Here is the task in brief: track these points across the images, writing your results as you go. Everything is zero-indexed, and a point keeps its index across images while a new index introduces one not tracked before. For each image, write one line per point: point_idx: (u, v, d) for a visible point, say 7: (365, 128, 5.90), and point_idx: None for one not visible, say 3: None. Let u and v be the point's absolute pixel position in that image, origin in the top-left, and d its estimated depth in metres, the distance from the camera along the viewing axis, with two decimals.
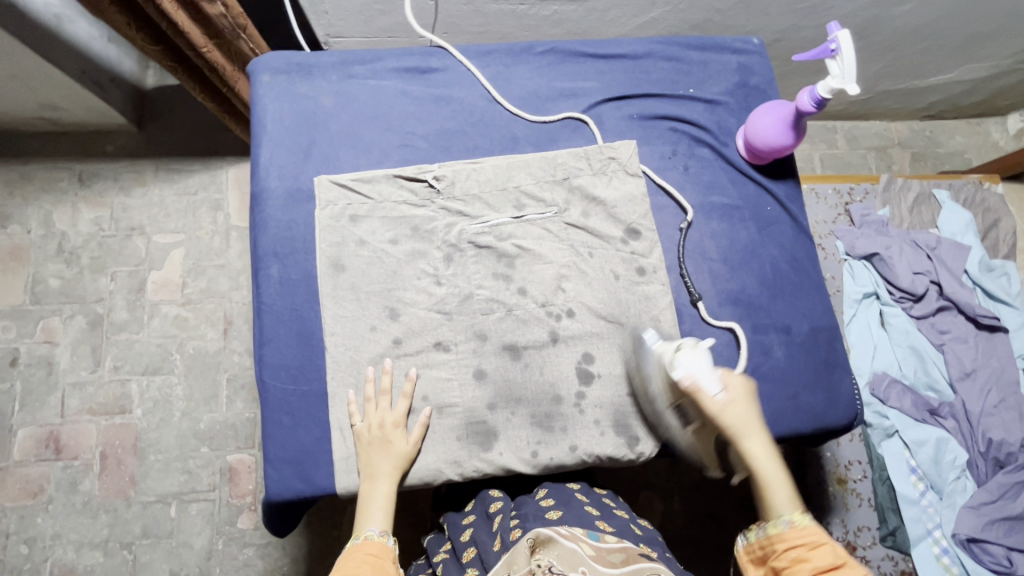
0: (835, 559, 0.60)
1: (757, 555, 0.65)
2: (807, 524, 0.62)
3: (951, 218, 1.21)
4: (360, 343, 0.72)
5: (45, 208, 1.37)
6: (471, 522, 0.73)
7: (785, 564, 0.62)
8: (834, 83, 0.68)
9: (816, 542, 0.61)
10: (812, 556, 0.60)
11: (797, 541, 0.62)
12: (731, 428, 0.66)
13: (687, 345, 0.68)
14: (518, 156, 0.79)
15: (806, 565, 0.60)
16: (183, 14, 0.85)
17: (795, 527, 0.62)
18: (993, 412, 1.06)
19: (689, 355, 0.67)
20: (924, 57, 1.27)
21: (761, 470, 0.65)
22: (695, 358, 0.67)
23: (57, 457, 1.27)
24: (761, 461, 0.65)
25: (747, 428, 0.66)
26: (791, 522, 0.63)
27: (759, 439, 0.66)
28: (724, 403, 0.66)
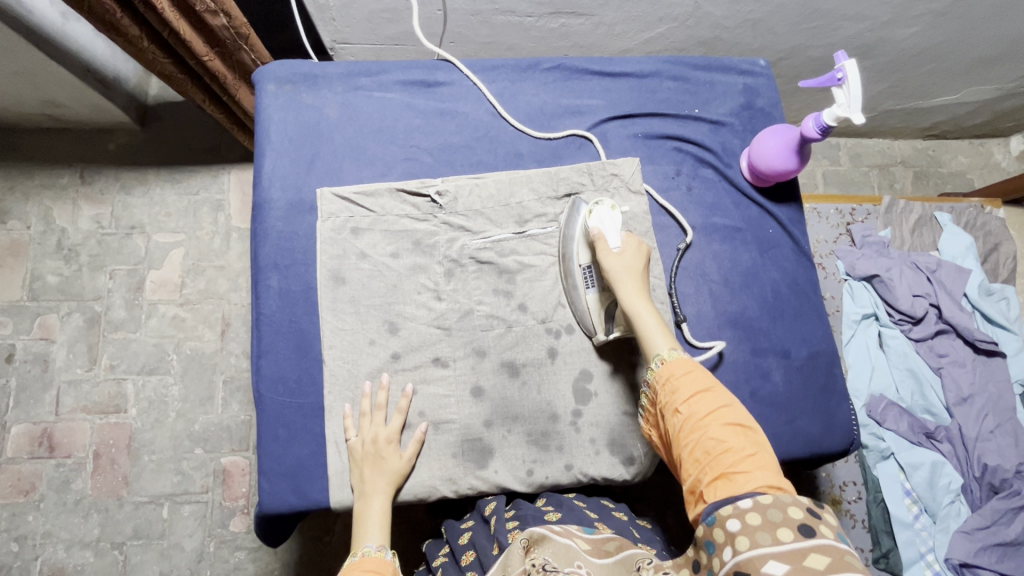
0: (706, 385, 0.60)
1: (649, 404, 0.64)
2: (678, 358, 0.62)
3: (952, 241, 1.21)
4: (358, 357, 0.72)
5: (45, 204, 1.37)
6: (470, 526, 0.73)
7: (665, 402, 0.60)
8: (839, 111, 0.68)
9: (687, 371, 0.61)
10: (683, 385, 0.60)
11: (670, 374, 0.61)
12: (616, 275, 0.68)
13: (606, 204, 0.73)
14: (521, 172, 0.79)
15: (681, 397, 0.59)
16: (185, 23, 0.86)
17: (667, 362, 0.62)
18: (989, 437, 1.06)
19: (604, 211, 0.72)
20: (929, 79, 1.27)
21: (637, 312, 0.66)
22: (604, 213, 0.72)
23: (50, 455, 1.26)
24: (637, 304, 0.67)
25: (633, 276, 0.68)
26: (661, 359, 0.63)
27: (641, 285, 0.68)
28: (619, 253, 0.70)
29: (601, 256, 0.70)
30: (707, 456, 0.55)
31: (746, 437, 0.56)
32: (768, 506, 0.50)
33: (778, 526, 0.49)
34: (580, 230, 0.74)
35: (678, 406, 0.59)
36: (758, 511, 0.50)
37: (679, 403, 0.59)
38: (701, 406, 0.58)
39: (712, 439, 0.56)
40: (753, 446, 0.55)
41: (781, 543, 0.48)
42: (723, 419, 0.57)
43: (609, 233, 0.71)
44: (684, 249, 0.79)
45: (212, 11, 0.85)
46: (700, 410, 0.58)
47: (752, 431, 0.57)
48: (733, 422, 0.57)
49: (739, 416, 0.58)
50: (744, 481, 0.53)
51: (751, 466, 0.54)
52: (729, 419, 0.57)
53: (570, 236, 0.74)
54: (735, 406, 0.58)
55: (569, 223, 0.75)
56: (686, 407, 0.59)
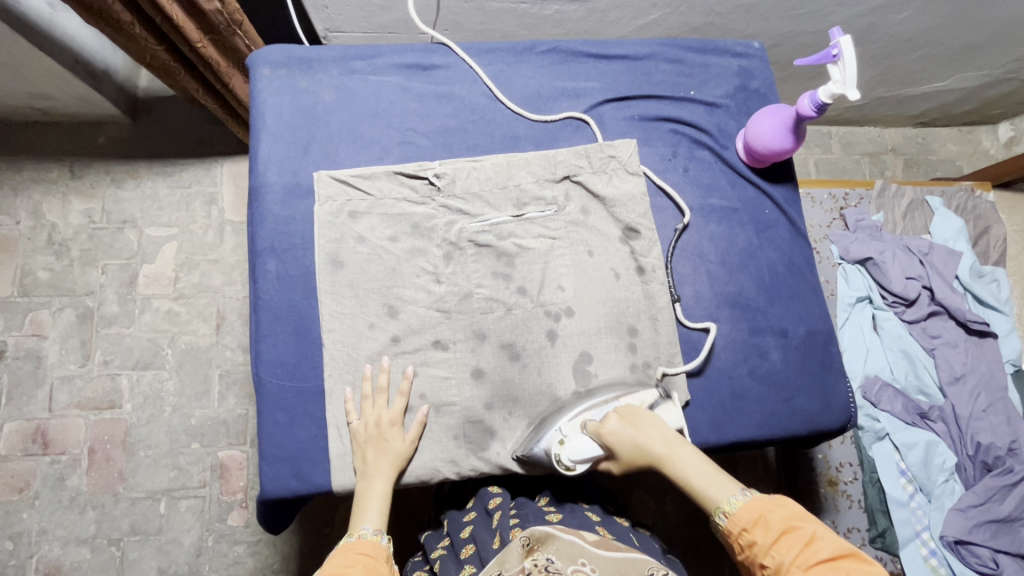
0: (782, 525, 0.57)
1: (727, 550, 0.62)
2: (742, 505, 0.60)
3: (943, 225, 1.22)
4: (358, 340, 0.72)
5: (35, 199, 1.35)
6: (471, 519, 0.74)
7: (748, 556, 0.58)
8: (834, 88, 0.69)
9: (755, 518, 0.58)
10: (757, 535, 0.57)
11: (740, 527, 0.59)
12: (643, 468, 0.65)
13: (557, 441, 0.68)
14: (519, 155, 0.79)
15: (760, 549, 0.57)
16: (179, 9, 0.85)
17: (731, 516, 0.60)
18: (982, 416, 1.08)
19: (569, 445, 0.67)
20: (919, 65, 1.28)
21: (685, 478, 0.64)
22: (574, 446, 0.67)
23: (44, 452, 1.25)
24: (680, 467, 0.64)
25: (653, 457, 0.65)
26: (726, 514, 0.60)
27: (665, 454, 0.65)
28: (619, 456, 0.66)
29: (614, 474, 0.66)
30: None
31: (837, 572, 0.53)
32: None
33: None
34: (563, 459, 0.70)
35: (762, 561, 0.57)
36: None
37: (762, 557, 0.57)
38: (784, 552, 0.55)
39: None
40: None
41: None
42: (809, 561, 0.54)
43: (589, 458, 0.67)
44: (681, 229, 0.80)
45: None
46: (782, 557, 0.55)
47: (844, 562, 0.53)
48: (820, 562, 0.53)
49: (825, 549, 0.55)
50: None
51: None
52: (816, 558, 0.54)
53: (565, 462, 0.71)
54: (819, 539, 0.55)
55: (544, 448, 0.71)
56: (770, 559, 0.56)
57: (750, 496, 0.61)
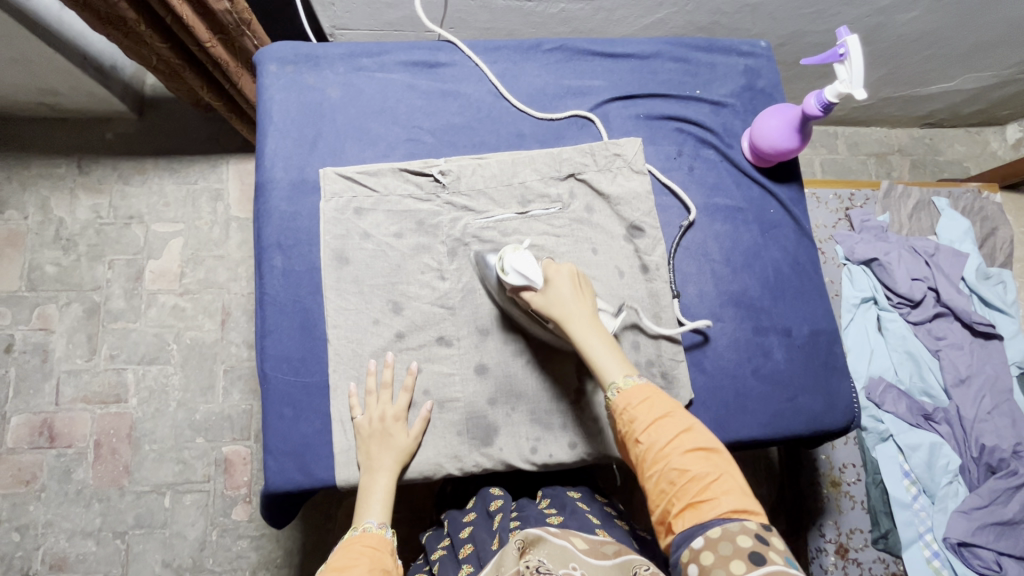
0: (666, 410, 0.62)
1: (609, 430, 0.66)
2: (633, 384, 0.64)
3: (949, 226, 1.21)
4: (363, 336, 0.72)
5: (43, 194, 1.36)
6: (471, 521, 0.75)
7: (627, 432, 0.62)
8: (841, 87, 0.69)
9: (644, 398, 0.63)
10: (640, 413, 0.62)
11: (627, 403, 0.63)
12: (557, 309, 0.67)
13: (509, 250, 0.70)
14: (524, 152, 0.79)
15: (640, 426, 0.61)
16: (188, 9, 0.85)
17: (623, 390, 0.63)
18: (986, 418, 1.07)
19: (512, 258, 0.69)
20: (926, 65, 1.28)
21: (586, 343, 0.67)
22: (519, 258, 0.68)
23: (50, 445, 1.26)
24: (588, 333, 0.67)
25: (572, 307, 0.68)
26: (617, 387, 0.64)
27: (583, 315, 0.68)
28: (545, 290, 0.68)
29: (529, 300, 0.68)
30: (673, 484, 0.57)
31: (707, 461, 0.58)
32: (719, 540, 0.52)
33: (730, 559, 0.50)
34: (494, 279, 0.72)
35: (639, 435, 0.61)
36: (710, 550, 0.52)
37: (640, 433, 0.61)
38: (663, 433, 0.60)
39: (675, 467, 0.58)
40: (716, 471, 0.57)
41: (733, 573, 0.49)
42: (685, 446, 0.59)
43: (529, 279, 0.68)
44: (686, 227, 0.80)
45: None
46: (661, 437, 0.60)
47: (713, 454, 0.59)
48: (694, 449, 0.59)
49: (700, 439, 0.60)
50: (710, 508, 0.55)
51: (715, 491, 0.56)
52: (690, 445, 0.59)
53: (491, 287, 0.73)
54: (695, 430, 0.61)
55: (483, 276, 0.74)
56: (647, 434, 0.61)
57: (637, 381, 0.65)
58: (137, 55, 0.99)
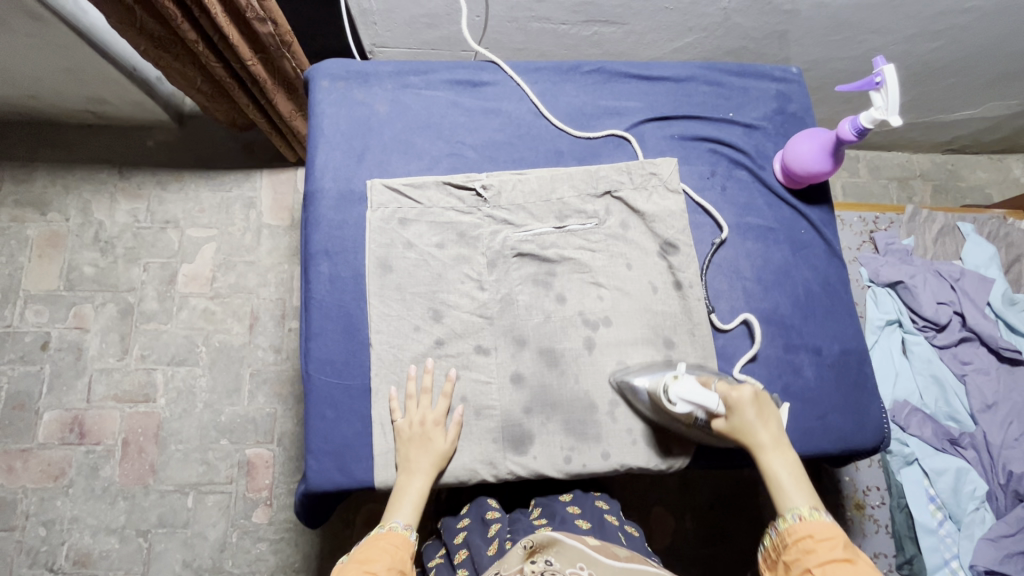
0: (848, 554, 0.61)
1: (771, 549, 0.66)
2: (819, 519, 0.63)
3: (975, 251, 1.22)
4: (403, 342, 0.74)
5: (84, 197, 1.41)
6: (465, 526, 0.76)
7: (796, 557, 0.62)
8: (876, 114, 0.70)
9: (827, 535, 0.62)
10: (819, 547, 0.61)
11: (805, 533, 0.63)
12: (741, 436, 0.68)
13: (672, 381, 0.67)
14: (562, 169, 0.82)
15: (814, 558, 0.61)
16: (235, 30, 0.90)
17: (804, 520, 0.64)
18: (1014, 444, 1.06)
19: (678, 389, 0.67)
20: (951, 92, 1.29)
21: (772, 470, 0.68)
22: (687, 387, 0.66)
23: (80, 442, 1.29)
24: (773, 460, 0.67)
25: (756, 435, 0.68)
26: (799, 515, 0.64)
27: (768, 446, 0.68)
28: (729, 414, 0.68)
29: (714, 424, 0.69)
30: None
31: None
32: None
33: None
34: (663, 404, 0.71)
35: (811, 565, 0.61)
36: None
37: (812, 563, 0.61)
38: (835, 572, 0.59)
39: None
40: None
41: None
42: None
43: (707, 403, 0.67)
44: (717, 245, 0.82)
45: (261, 20, 0.89)
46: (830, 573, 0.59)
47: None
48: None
49: None
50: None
51: None
52: None
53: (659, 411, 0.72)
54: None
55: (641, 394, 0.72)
56: (820, 567, 0.60)
57: (822, 513, 0.64)
58: (187, 75, 1.06)
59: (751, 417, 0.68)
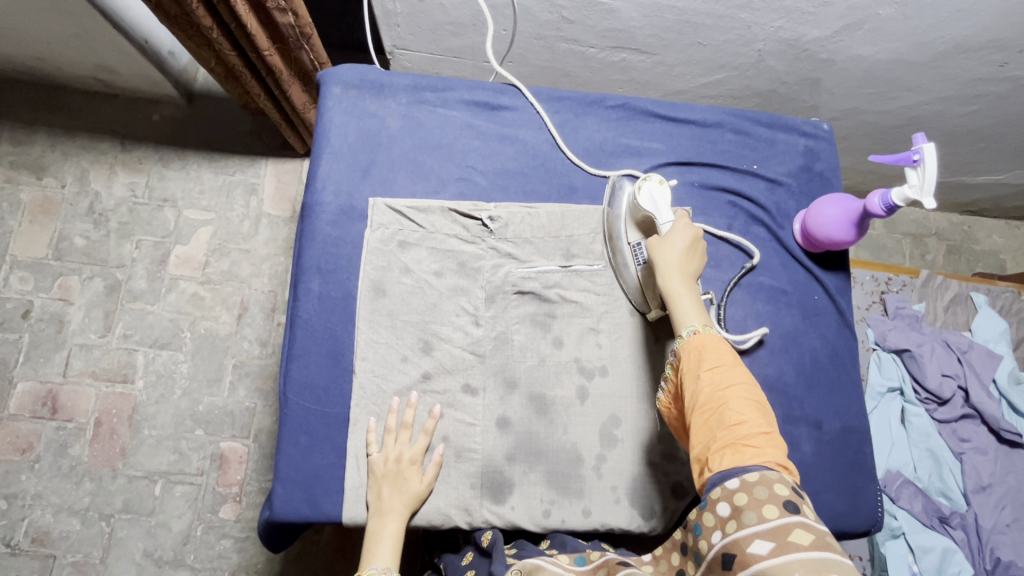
0: (733, 361, 0.60)
1: (670, 372, 0.64)
2: (710, 333, 0.62)
3: (986, 324, 1.19)
4: (389, 372, 0.71)
5: (83, 166, 1.37)
6: (470, 563, 0.69)
7: (688, 368, 0.60)
8: (909, 193, 0.68)
9: (716, 345, 0.61)
10: (710, 355, 0.60)
11: (699, 344, 0.61)
12: (659, 254, 0.68)
13: (654, 180, 0.72)
14: (574, 206, 0.78)
15: (705, 364, 0.59)
16: (253, 17, 0.86)
17: (698, 334, 0.62)
18: (1004, 530, 1.03)
19: (653, 187, 0.72)
20: (979, 157, 1.26)
21: (670, 290, 0.66)
22: (655, 192, 0.71)
23: (51, 417, 1.25)
24: (683, 281, 0.66)
25: (677, 257, 0.67)
26: (693, 329, 0.62)
27: (681, 270, 0.66)
28: (670, 230, 0.69)
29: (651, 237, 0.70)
30: (723, 427, 0.56)
31: (758, 415, 0.56)
32: (755, 485, 0.52)
33: (765, 504, 0.51)
34: (627, 207, 0.74)
35: (700, 372, 0.59)
36: (745, 492, 0.52)
37: (702, 372, 0.59)
38: (724, 377, 0.58)
39: (729, 411, 0.56)
40: (764, 422, 0.56)
41: (765, 521, 0.50)
42: (743, 395, 0.57)
43: (660, 212, 0.70)
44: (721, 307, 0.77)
45: (281, 10, 0.86)
46: (720, 380, 0.58)
47: (765, 409, 0.58)
48: (750, 400, 0.57)
49: (757, 395, 0.58)
50: (752, 455, 0.54)
51: (760, 440, 0.55)
52: (746, 396, 0.57)
53: (618, 216, 0.75)
54: (754, 385, 0.59)
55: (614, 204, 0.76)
56: (709, 373, 0.59)
57: (715, 335, 0.62)
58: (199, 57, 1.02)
59: (687, 242, 0.68)
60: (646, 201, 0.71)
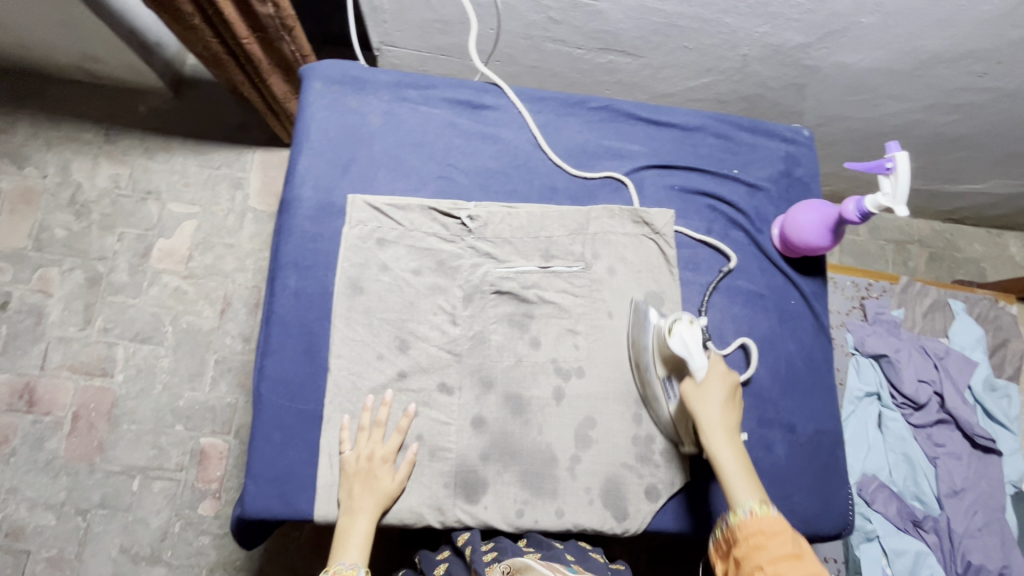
0: (797, 550, 0.57)
1: (725, 550, 0.62)
2: (767, 513, 0.60)
3: (962, 331, 1.20)
4: (364, 370, 0.71)
5: (65, 156, 1.36)
6: (446, 558, 0.70)
7: (746, 554, 0.59)
8: (883, 200, 0.68)
9: (776, 530, 0.59)
10: (770, 543, 0.58)
11: (755, 528, 0.60)
12: (700, 410, 0.67)
13: (684, 319, 0.71)
14: (554, 207, 0.79)
15: (766, 554, 0.58)
16: (232, 6, 0.86)
17: (754, 515, 0.60)
18: (975, 534, 1.05)
19: (683, 329, 0.70)
20: (960, 165, 1.27)
21: (716, 454, 0.65)
22: (687, 333, 0.70)
23: (28, 410, 1.24)
24: (728, 450, 0.65)
25: (717, 413, 0.67)
26: (749, 509, 0.61)
27: (724, 428, 0.66)
28: (705, 377, 0.69)
29: (686, 385, 0.69)
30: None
31: None
32: None
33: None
34: (655, 341, 0.73)
35: (761, 560, 0.58)
36: None
37: (764, 561, 0.57)
38: (787, 569, 0.56)
39: None
40: None
41: None
42: None
43: (693, 360, 0.69)
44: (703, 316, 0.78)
45: (262, 0, 0.86)
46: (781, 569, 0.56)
47: None
48: None
49: None
50: None
51: None
52: None
53: (644, 346, 0.73)
54: None
55: (639, 333, 0.74)
56: (771, 562, 0.57)
57: (773, 513, 0.61)
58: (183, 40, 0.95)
59: (725, 397, 0.68)
60: (676, 345, 0.70)
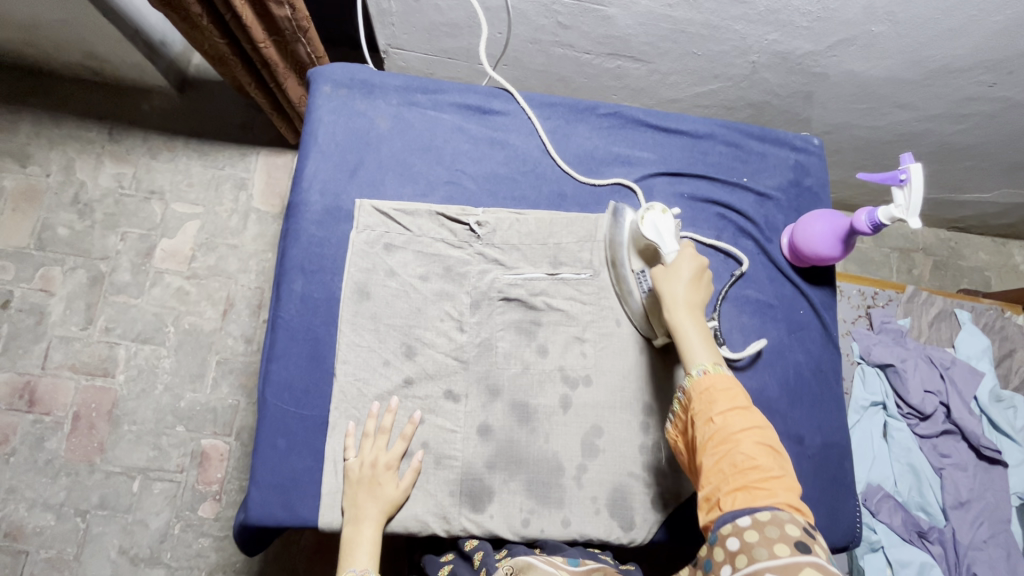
0: (744, 403, 0.61)
1: (680, 411, 0.65)
2: (721, 372, 0.63)
3: (969, 341, 1.20)
4: (370, 376, 0.70)
5: (69, 155, 1.35)
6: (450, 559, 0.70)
7: (699, 410, 0.62)
8: (895, 212, 0.68)
9: (727, 387, 0.62)
10: (721, 397, 0.61)
11: (709, 385, 0.62)
12: (664, 288, 0.67)
13: (656, 209, 0.71)
14: (563, 214, 0.78)
15: (717, 407, 0.60)
16: (249, 9, 0.85)
17: (706, 374, 0.63)
18: (981, 546, 1.04)
19: (655, 216, 0.71)
20: (968, 174, 1.27)
21: (678, 327, 0.66)
22: (659, 221, 0.70)
23: (28, 410, 1.23)
24: (689, 319, 0.66)
25: (681, 292, 0.67)
26: (703, 370, 0.63)
27: (688, 304, 0.66)
28: (674, 261, 0.69)
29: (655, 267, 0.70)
30: (734, 468, 0.57)
31: (772, 459, 0.57)
32: (767, 523, 0.52)
33: (775, 542, 0.51)
34: (631, 234, 0.74)
35: (713, 414, 0.60)
36: (756, 530, 0.52)
37: (714, 413, 0.60)
38: (737, 419, 0.59)
39: (743, 453, 0.57)
40: (777, 467, 0.57)
41: (777, 557, 0.50)
42: (756, 438, 0.58)
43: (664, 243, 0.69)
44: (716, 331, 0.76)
45: (278, 2, 0.84)
46: (733, 423, 0.59)
47: (779, 455, 0.58)
48: (763, 443, 0.58)
49: (770, 439, 0.59)
50: (764, 497, 0.55)
51: (774, 484, 0.55)
52: (758, 440, 0.58)
53: (619, 243, 0.74)
54: (768, 430, 0.60)
55: (614, 230, 0.75)
56: (722, 414, 0.60)
57: (725, 373, 0.63)
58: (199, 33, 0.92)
59: (693, 274, 0.68)
60: (648, 231, 0.70)
